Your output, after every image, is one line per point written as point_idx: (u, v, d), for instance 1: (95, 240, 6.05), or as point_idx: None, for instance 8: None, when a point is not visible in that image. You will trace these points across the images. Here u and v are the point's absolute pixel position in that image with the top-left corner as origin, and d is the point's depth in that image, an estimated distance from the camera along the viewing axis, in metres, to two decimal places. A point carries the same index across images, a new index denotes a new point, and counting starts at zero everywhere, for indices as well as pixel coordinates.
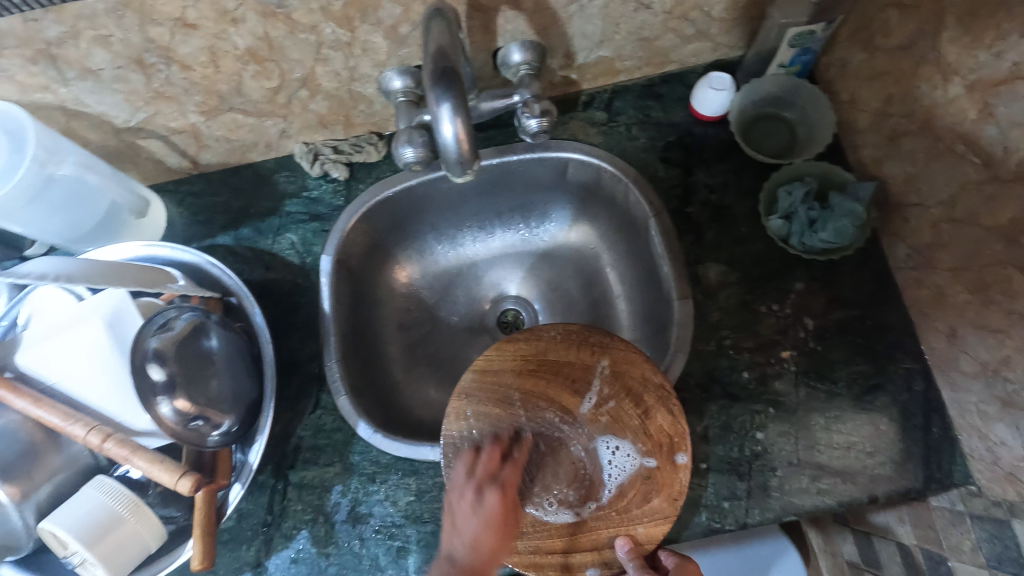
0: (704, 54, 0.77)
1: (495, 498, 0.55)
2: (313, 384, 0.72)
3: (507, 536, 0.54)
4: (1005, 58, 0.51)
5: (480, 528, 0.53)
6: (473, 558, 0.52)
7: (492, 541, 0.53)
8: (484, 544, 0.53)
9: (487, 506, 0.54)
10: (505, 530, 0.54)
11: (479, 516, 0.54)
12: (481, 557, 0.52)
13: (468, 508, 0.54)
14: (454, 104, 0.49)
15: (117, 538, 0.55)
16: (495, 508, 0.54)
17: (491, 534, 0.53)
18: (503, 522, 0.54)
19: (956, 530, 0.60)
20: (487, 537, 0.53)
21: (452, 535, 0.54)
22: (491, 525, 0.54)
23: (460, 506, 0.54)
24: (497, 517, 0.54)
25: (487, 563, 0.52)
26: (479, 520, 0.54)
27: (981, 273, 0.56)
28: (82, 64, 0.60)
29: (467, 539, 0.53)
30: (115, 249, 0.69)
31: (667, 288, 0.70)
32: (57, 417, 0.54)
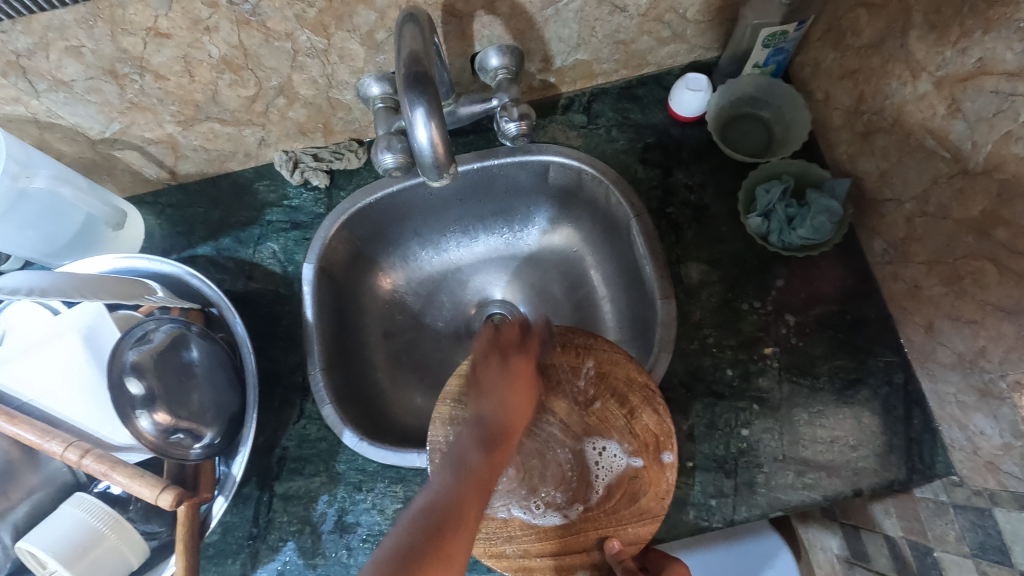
0: (681, 56, 0.78)
1: (523, 365, 0.59)
2: (296, 394, 0.71)
3: (532, 396, 0.58)
4: (969, 54, 0.52)
5: (511, 393, 0.56)
6: (503, 413, 0.55)
7: (520, 400, 0.57)
8: (512, 404, 0.56)
9: (515, 368, 0.58)
10: (530, 394, 0.57)
11: (507, 377, 0.58)
12: (511, 413, 0.56)
13: (498, 378, 0.57)
14: (428, 108, 0.49)
15: (97, 556, 0.54)
16: (524, 371, 0.58)
17: (518, 394, 0.57)
18: (528, 389, 0.58)
19: (940, 520, 0.61)
20: (515, 399, 0.56)
21: (481, 404, 0.56)
22: (519, 387, 0.57)
23: (489, 368, 0.58)
24: (523, 381, 0.58)
25: (516, 420, 0.56)
26: (512, 387, 0.57)
27: (955, 265, 0.57)
28: (53, 75, 0.59)
29: (497, 403, 0.56)
30: (91, 262, 0.68)
31: (650, 288, 0.70)
32: (33, 434, 0.53)
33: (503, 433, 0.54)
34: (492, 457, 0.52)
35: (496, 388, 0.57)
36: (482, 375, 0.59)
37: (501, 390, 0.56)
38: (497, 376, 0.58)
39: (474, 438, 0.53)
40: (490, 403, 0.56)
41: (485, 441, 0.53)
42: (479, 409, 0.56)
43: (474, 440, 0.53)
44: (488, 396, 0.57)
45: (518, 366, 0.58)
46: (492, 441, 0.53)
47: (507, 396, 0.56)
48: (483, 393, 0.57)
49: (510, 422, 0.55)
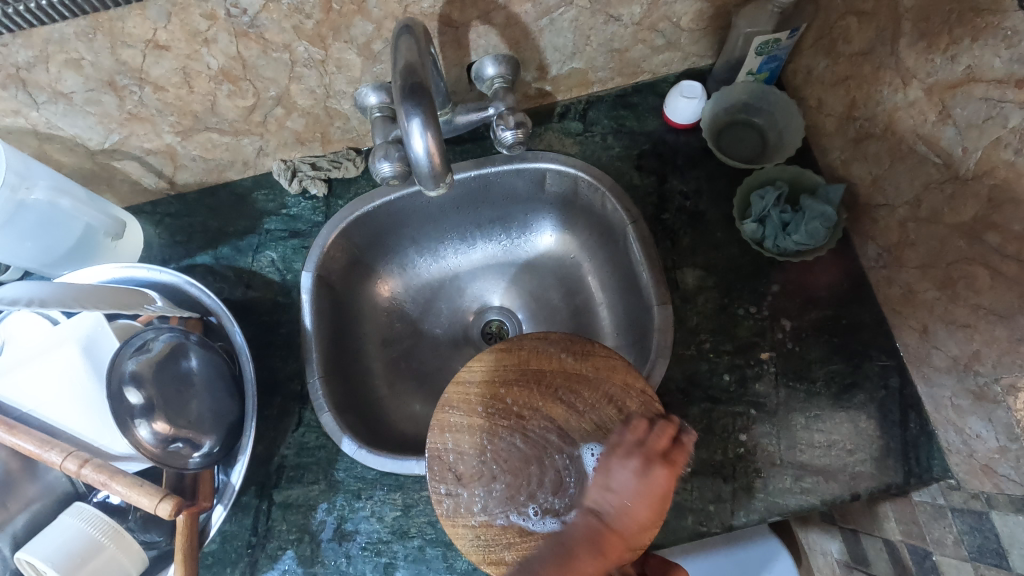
0: (675, 64, 0.78)
1: (663, 471, 0.54)
2: (295, 402, 0.71)
3: (661, 509, 0.54)
4: (958, 61, 0.53)
5: (640, 501, 0.54)
6: (619, 514, 0.55)
7: (646, 514, 0.54)
8: (637, 515, 0.54)
9: (654, 483, 0.54)
10: (660, 509, 0.54)
11: (642, 488, 0.54)
12: (635, 523, 0.54)
13: (629, 476, 0.55)
14: (424, 118, 0.50)
15: (95, 566, 0.54)
16: (662, 487, 0.54)
17: (648, 509, 0.54)
18: (660, 504, 0.55)
19: (939, 523, 0.61)
20: (642, 510, 0.54)
21: (613, 497, 0.55)
22: (648, 498, 0.54)
23: (573, 413, 0.60)
24: (655, 492, 0.54)
25: (635, 530, 0.54)
26: (641, 493, 0.54)
27: (948, 269, 0.57)
28: (53, 87, 0.60)
29: (620, 501, 0.55)
30: (91, 272, 0.68)
31: (647, 294, 0.71)
32: (32, 444, 0.53)
33: (613, 538, 0.55)
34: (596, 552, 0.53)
35: (627, 480, 0.55)
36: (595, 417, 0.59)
37: (628, 483, 0.54)
38: (592, 426, 0.59)
39: (590, 535, 0.54)
40: (610, 490, 0.55)
41: (593, 543, 0.54)
42: (594, 490, 0.56)
43: (588, 538, 0.54)
44: (598, 462, 0.56)
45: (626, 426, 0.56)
46: (600, 542, 0.54)
47: (632, 498, 0.54)
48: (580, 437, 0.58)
49: (623, 527, 0.54)
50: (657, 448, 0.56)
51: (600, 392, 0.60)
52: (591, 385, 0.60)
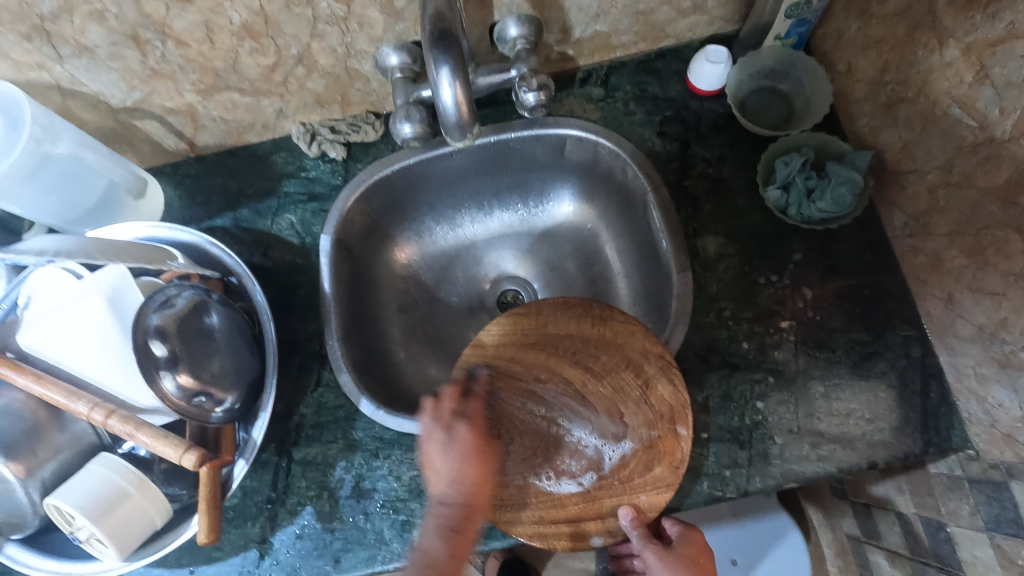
0: (701, 28, 0.77)
1: (468, 431, 0.54)
2: (314, 362, 0.72)
3: (480, 454, 0.53)
4: (1000, 18, 0.51)
5: (461, 464, 0.52)
6: (460, 492, 0.51)
7: (475, 470, 0.52)
8: (469, 475, 0.52)
9: (459, 440, 0.53)
10: (481, 458, 0.53)
11: (456, 452, 0.52)
12: (469, 488, 0.52)
13: (441, 450, 0.53)
14: (453, 66, 0.51)
15: (125, 515, 0.55)
16: (468, 440, 0.53)
17: (473, 463, 0.52)
18: (482, 455, 0.53)
19: (955, 494, 0.63)
20: (469, 466, 0.52)
21: (432, 480, 0.53)
22: (468, 456, 0.52)
23: (433, 447, 0.53)
24: (471, 444, 0.53)
25: (475, 493, 0.52)
26: (456, 458, 0.52)
27: (978, 236, 0.57)
28: (77, 41, 0.60)
29: (446, 477, 0.52)
30: (117, 231, 0.69)
31: (666, 262, 0.70)
32: (60, 394, 0.54)
33: (467, 515, 0.51)
34: (456, 544, 0.49)
35: (442, 457, 0.52)
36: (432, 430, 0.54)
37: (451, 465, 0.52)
38: (437, 441, 0.53)
39: (437, 524, 0.50)
40: (436, 474, 0.52)
41: (450, 528, 0.50)
42: (431, 484, 0.52)
43: (436, 528, 0.50)
44: (436, 469, 0.52)
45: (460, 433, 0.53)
46: (450, 523, 0.50)
47: (456, 466, 0.52)
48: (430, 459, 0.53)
49: (468, 497, 0.51)
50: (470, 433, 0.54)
51: (476, 420, 0.55)
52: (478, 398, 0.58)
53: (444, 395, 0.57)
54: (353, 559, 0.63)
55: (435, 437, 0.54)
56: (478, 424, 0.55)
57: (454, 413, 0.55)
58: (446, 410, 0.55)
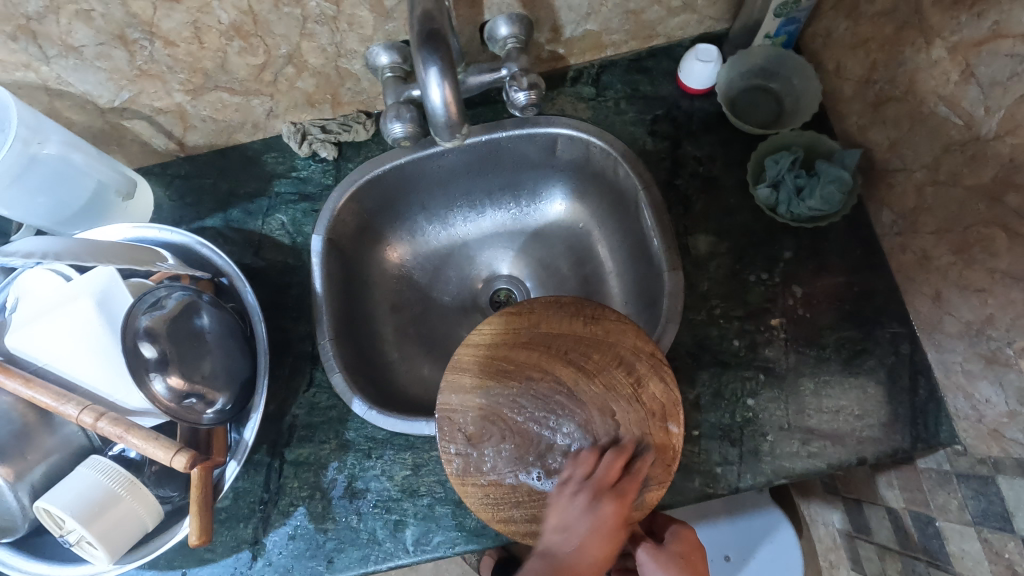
0: (691, 27, 0.77)
1: (610, 508, 0.54)
2: (306, 363, 0.72)
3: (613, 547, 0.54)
4: (985, 18, 0.52)
5: (591, 538, 0.53)
6: (580, 556, 0.53)
7: (602, 548, 0.53)
8: (594, 550, 0.53)
9: (602, 516, 0.54)
10: (614, 543, 0.54)
11: (592, 525, 0.54)
12: (590, 559, 0.53)
13: (582, 513, 0.54)
14: (441, 67, 0.50)
15: (115, 517, 0.55)
16: (609, 522, 0.54)
17: (597, 540, 0.53)
18: (614, 533, 0.54)
19: (943, 489, 0.64)
20: (596, 546, 0.53)
21: (555, 530, 0.55)
22: (601, 536, 0.54)
23: (571, 506, 0.55)
24: (611, 523, 0.54)
25: (593, 566, 0.53)
26: (593, 530, 0.54)
27: (965, 233, 0.57)
28: (63, 41, 0.60)
29: (576, 540, 0.53)
30: (105, 232, 0.68)
31: (658, 261, 0.70)
32: (48, 397, 0.54)
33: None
34: None
35: (579, 519, 0.54)
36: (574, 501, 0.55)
37: (579, 522, 0.54)
38: (581, 501, 0.55)
39: (541, 573, 0.53)
40: (557, 518, 0.55)
41: None
42: (548, 522, 0.56)
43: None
44: (558, 517, 0.55)
45: (603, 507, 0.54)
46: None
47: (590, 542, 0.53)
48: (555, 496, 0.56)
49: (582, 566, 0.53)
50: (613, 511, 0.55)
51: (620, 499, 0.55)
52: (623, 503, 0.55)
53: (599, 453, 0.57)
54: (346, 560, 0.63)
55: (568, 494, 0.56)
56: (624, 499, 0.55)
57: (608, 486, 0.55)
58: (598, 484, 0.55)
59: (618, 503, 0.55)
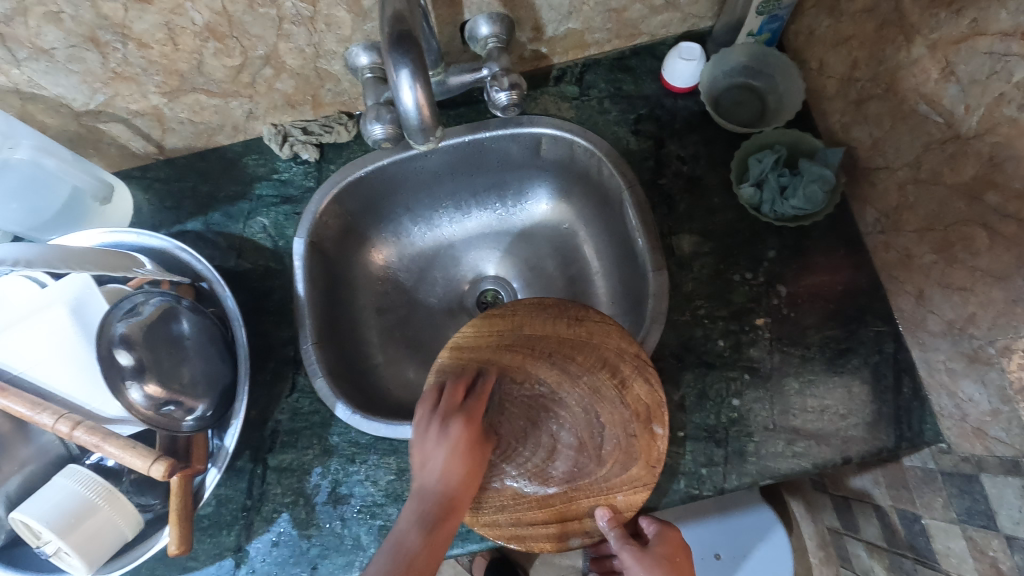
0: (674, 25, 0.77)
1: (461, 427, 0.54)
2: (288, 368, 0.71)
3: (474, 461, 0.53)
4: (964, 15, 0.51)
5: (449, 457, 0.52)
6: (445, 484, 0.51)
7: (461, 465, 0.52)
8: (455, 474, 0.52)
9: (453, 435, 0.53)
10: (473, 458, 0.53)
11: (451, 450, 0.52)
12: (450, 484, 0.51)
13: (436, 444, 0.52)
14: (412, 69, 0.50)
15: (93, 527, 0.54)
16: (462, 436, 0.53)
17: (463, 460, 0.52)
18: (471, 452, 0.53)
19: (929, 487, 0.64)
20: (458, 466, 0.52)
21: (419, 474, 0.51)
22: (457, 448, 0.52)
23: (425, 439, 0.53)
24: (463, 444, 0.53)
25: (462, 492, 0.51)
26: (450, 451, 0.52)
27: (947, 232, 0.57)
28: (33, 43, 0.58)
29: (438, 467, 0.51)
30: (81, 237, 0.67)
31: (642, 261, 0.70)
32: (23, 406, 0.53)
33: (449, 506, 0.51)
34: (426, 536, 0.48)
35: (435, 449, 0.52)
36: (434, 422, 0.54)
37: (439, 455, 0.51)
38: (429, 437, 0.53)
39: (417, 516, 0.49)
40: (419, 463, 0.52)
41: (425, 522, 0.49)
42: (412, 473, 0.52)
43: (415, 519, 0.49)
44: (424, 458, 0.52)
45: (455, 429, 0.53)
46: (428, 516, 0.49)
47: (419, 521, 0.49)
48: (421, 443, 0.53)
49: (454, 494, 0.51)
50: (462, 427, 0.54)
51: (462, 409, 0.55)
52: (469, 416, 0.55)
53: (449, 387, 0.57)
54: (330, 566, 0.63)
55: (426, 433, 0.53)
56: (516, 425, 0.58)
57: (498, 401, 0.58)
58: (444, 411, 0.55)
59: (466, 421, 0.54)
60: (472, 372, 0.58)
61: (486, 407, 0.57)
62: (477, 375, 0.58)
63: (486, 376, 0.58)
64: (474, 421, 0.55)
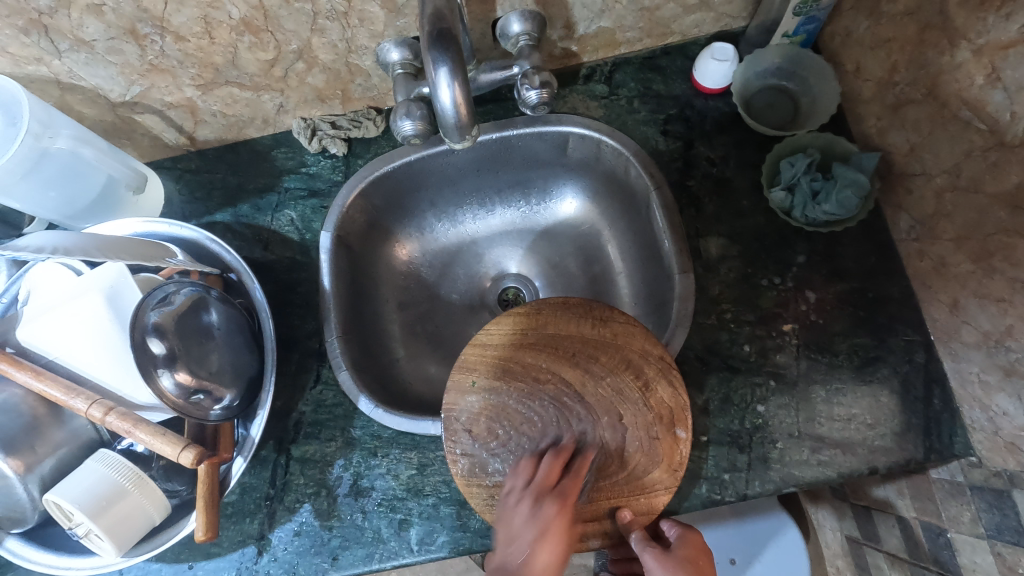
0: (707, 25, 0.76)
1: (554, 510, 0.52)
2: (312, 360, 0.72)
3: (565, 549, 0.51)
4: (1013, 20, 0.50)
5: (540, 543, 0.51)
6: (530, 572, 0.50)
7: (549, 556, 0.51)
8: (541, 558, 0.51)
9: (546, 518, 0.52)
10: (563, 543, 0.51)
11: (537, 525, 0.52)
12: (539, 574, 0.50)
13: (524, 516, 0.53)
14: (451, 67, 0.50)
15: (123, 510, 0.56)
16: (555, 522, 0.52)
17: (547, 544, 0.51)
18: (562, 540, 0.52)
19: (956, 500, 0.63)
20: (546, 550, 0.51)
21: (507, 550, 0.52)
22: (549, 537, 0.51)
23: (515, 516, 0.53)
24: (558, 526, 0.52)
25: None
26: (539, 534, 0.52)
27: (986, 241, 0.56)
28: (75, 34, 0.60)
29: (526, 547, 0.51)
30: (115, 226, 0.68)
31: (669, 263, 0.69)
32: (58, 391, 0.54)
33: None
34: None
35: (522, 528, 0.52)
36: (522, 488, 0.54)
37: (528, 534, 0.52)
38: (525, 511, 0.53)
39: None
40: (511, 541, 0.52)
41: None
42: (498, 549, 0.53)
43: None
44: (512, 538, 0.52)
45: (546, 506, 0.53)
46: None
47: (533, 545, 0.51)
48: (511, 518, 0.53)
49: None
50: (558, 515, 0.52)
51: (552, 488, 0.54)
52: (567, 505, 0.53)
53: (547, 459, 0.55)
54: (350, 557, 0.63)
55: (523, 505, 0.53)
56: (568, 501, 0.53)
57: (549, 486, 0.54)
58: (539, 490, 0.54)
59: (561, 507, 0.53)
60: (479, 396, 0.59)
61: (580, 483, 0.54)
62: (576, 443, 0.57)
63: (587, 450, 0.57)
64: (572, 507, 0.53)
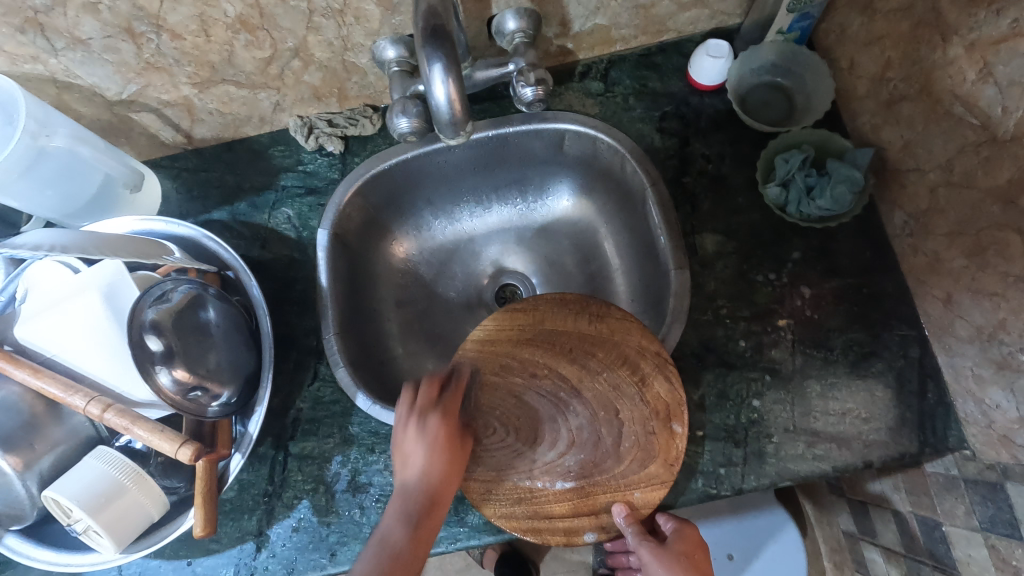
0: (702, 22, 0.76)
1: (438, 423, 0.55)
2: (310, 357, 0.72)
3: (455, 459, 0.55)
4: (1005, 15, 0.50)
5: (430, 455, 0.53)
6: (427, 482, 0.53)
7: (440, 466, 0.54)
8: (435, 470, 0.53)
9: (432, 432, 0.54)
10: (451, 456, 0.54)
11: (428, 445, 0.54)
12: (433, 481, 0.53)
13: (415, 441, 0.54)
14: (445, 64, 0.50)
15: (121, 507, 0.56)
16: (441, 433, 0.55)
17: (439, 455, 0.54)
18: (449, 449, 0.55)
19: (951, 494, 0.63)
20: (437, 463, 0.53)
21: (402, 469, 0.54)
22: (438, 449, 0.54)
23: (405, 438, 0.54)
24: (442, 440, 0.55)
25: (441, 488, 0.53)
26: (428, 449, 0.54)
27: (979, 236, 0.56)
28: (71, 33, 0.60)
29: (419, 465, 0.53)
30: (113, 224, 0.69)
31: (664, 259, 0.70)
32: (56, 388, 0.55)
33: (427, 504, 0.52)
34: (416, 539, 0.50)
35: (416, 446, 0.54)
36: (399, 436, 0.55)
37: (419, 456, 0.53)
38: (409, 432, 0.54)
39: (398, 514, 0.51)
40: (405, 466, 0.53)
41: (410, 519, 0.51)
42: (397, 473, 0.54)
43: (397, 516, 0.51)
44: (406, 458, 0.54)
45: (432, 424, 0.55)
46: (413, 514, 0.51)
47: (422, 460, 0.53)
48: (398, 437, 0.55)
49: (433, 491, 0.52)
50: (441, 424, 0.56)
51: (445, 407, 0.57)
52: (446, 413, 0.56)
53: (421, 387, 0.58)
54: (349, 553, 0.64)
55: (403, 430, 0.55)
56: (449, 413, 0.56)
57: (429, 404, 0.56)
58: (423, 403, 0.56)
59: (440, 416, 0.56)
60: (476, 393, 0.59)
61: (464, 394, 0.59)
62: (449, 373, 0.60)
63: (465, 366, 0.60)
64: (455, 420, 0.56)
